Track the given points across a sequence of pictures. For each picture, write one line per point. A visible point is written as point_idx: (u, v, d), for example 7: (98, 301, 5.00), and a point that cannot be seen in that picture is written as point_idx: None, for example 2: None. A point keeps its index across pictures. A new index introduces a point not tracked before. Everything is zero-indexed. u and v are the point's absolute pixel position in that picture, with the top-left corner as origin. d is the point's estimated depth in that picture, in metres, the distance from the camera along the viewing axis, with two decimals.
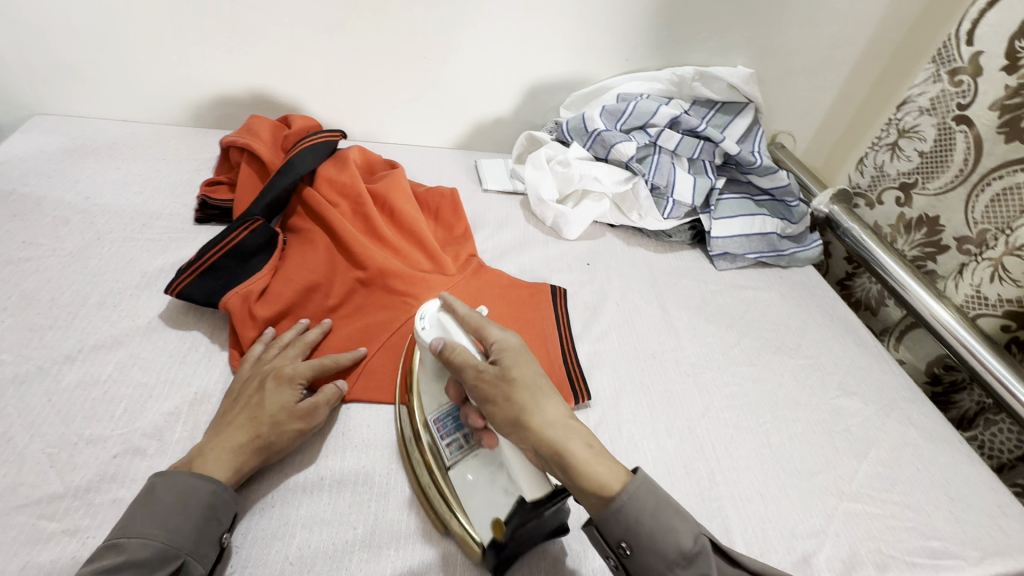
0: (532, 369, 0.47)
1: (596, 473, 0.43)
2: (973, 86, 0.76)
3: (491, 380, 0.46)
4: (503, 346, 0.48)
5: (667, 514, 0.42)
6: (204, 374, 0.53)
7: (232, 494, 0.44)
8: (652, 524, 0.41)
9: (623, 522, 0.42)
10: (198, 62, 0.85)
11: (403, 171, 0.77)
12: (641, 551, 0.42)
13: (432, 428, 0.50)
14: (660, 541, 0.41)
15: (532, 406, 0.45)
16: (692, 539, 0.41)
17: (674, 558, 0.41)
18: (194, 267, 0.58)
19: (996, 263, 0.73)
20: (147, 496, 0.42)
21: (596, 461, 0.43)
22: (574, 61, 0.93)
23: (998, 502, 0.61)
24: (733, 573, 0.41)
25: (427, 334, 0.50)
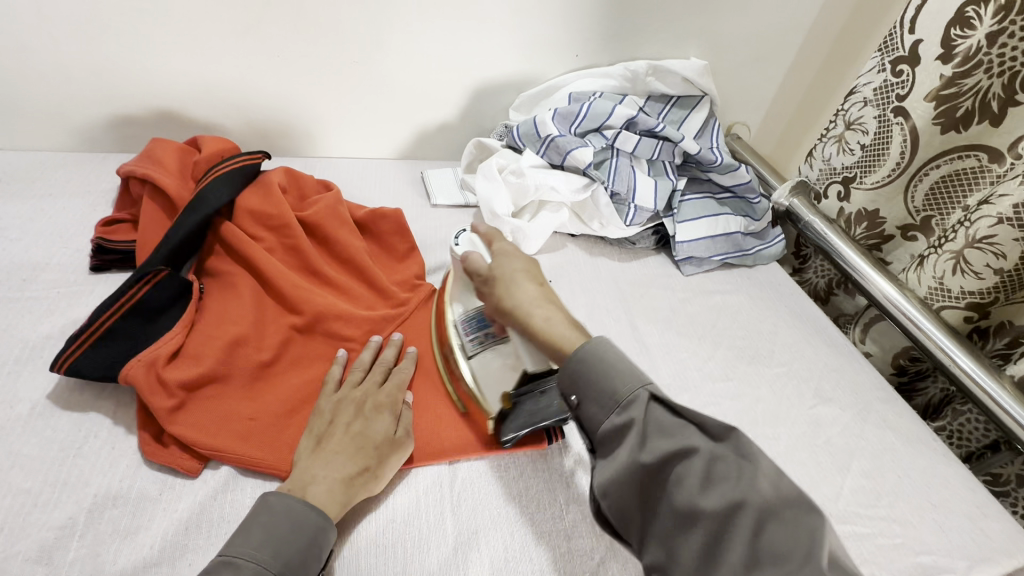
0: (516, 267, 0.51)
1: (564, 339, 0.45)
2: (911, 77, 0.74)
3: (485, 280, 0.52)
4: (507, 253, 0.53)
5: (608, 369, 0.42)
6: (105, 470, 0.44)
7: (334, 531, 0.42)
8: (602, 372, 0.42)
9: (570, 372, 0.43)
10: (87, 77, 0.73)
11: (339, 193, 0.69)
12: (586, 400, 0.42)
13: (457, 326, 0.55)
14: (600, 387, 0.42)
15: (508, 291, 0.49)
16: (631, 390, 0.40)
17: (611, 406, 0.41)
18: (85, 335, 0.48)
19: (957, 255, 0.71)
20: (263, 514, 0.41)
21: (561, 334, 0.46)
22: (521, 60, 0.86)
23: (978, 503, 0.60)
24: (670, 421, 0.39)
25: (456, 247, 0.56)
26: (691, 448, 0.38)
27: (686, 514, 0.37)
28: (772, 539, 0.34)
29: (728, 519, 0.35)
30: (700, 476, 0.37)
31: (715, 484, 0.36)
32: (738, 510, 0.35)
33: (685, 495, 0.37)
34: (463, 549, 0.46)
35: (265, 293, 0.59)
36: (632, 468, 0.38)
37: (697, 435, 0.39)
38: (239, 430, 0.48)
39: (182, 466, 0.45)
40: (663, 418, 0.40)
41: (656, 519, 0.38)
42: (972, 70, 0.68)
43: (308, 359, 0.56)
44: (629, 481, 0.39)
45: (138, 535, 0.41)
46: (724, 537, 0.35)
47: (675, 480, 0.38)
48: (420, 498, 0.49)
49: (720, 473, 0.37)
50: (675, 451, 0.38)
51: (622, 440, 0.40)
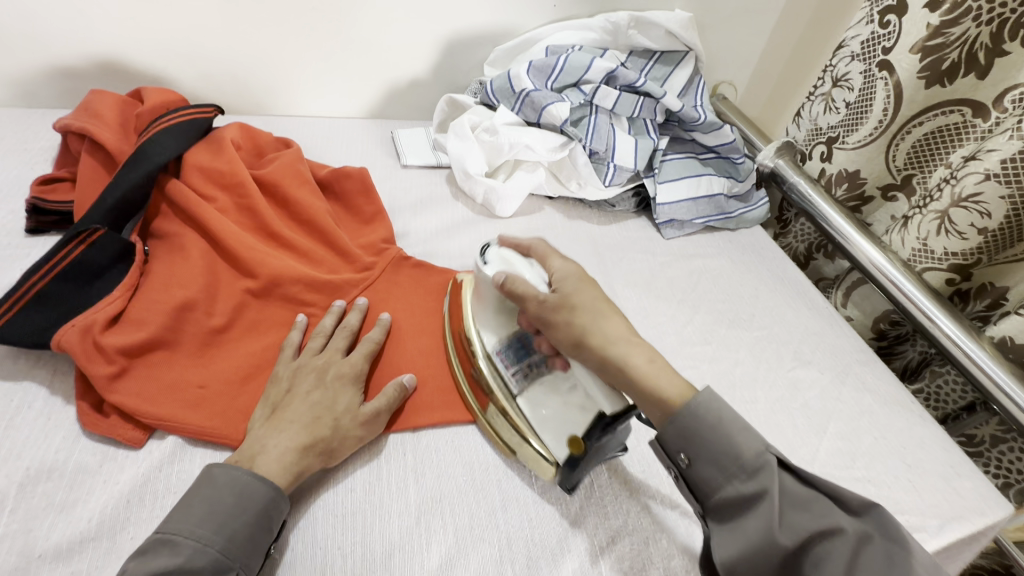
0: (593, 294, 0.47)
1: (660, 381, 0.42)
2: (898, 27, 0.71)
3: (552, 306, 0.46)
4: (570, 274, 0.49)
5: (728, 431, 0.39)
6: (39, 442, 0.42)
7: (288, 502, 0.40)
8: (713, 435, 0.40)
9: (677, 428, 0.41)
10: (16, 24, 0.67)
11: (298, 150, 0.65)
12: (700, 461, 0.40)
13: (494, 358, 0.49)
14: (718, 451, 0.39)
15: (593, 324, 0.45)
16: (758, 458, 0.38)
17: (734, 472, 0.38)
18: (11, 299, 0.45)
19: (941, 215, 0.69)
20: (203, 488, 0.39)
21: (659, 377, 0.43)
22: (495, 9, 0.81)
23: (951, 462, 0.60)
24: (805, 494, 0.37)
25: (488, 268, 0.49)
26: (837, 529, 0.35)
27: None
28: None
29: None
30: (848, 561, 0.35)
31: (863, 573, 0.34)
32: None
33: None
34: (426, 517, 0.44)
35: (216, 255, 0.55)
36: (765, 545, 0.36)
37: (839, 511, 0.36)
38: (187, 399, 0.45)
39: (123, 437, 0.42)
40: (793, 488, 0.38)
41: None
42: (960, 18, 0.64)
43: (264, 324, 0.53)
44: (756, 551, 0.37)
45: (75, 509, 0.39)
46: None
47: (812, 564, 0.35)
48: (382, 466, 0.47)
49: (868, 560, 0.35)
50: (818, 529, 0.36)
51: (752, 509, 0.38)
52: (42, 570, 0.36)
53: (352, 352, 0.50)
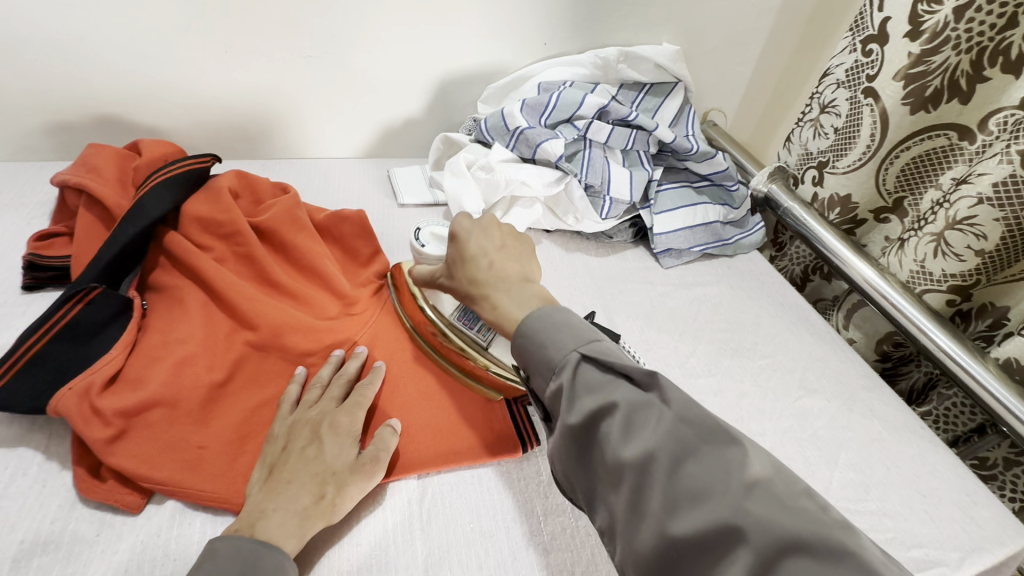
0: (483, 242, 0.50)
1: (511, 314, 0.45)
2: (880, 56, 0.73)
3: (449, 264, 0.52)
4: (471, 231, 0.51)
5: (548, 334, 0.41)
6: (35, 512, 0.40)
7: (295, 568, 0.39)
8: (547, 334, 0.42)
9: (517, 347, 0.43)
10: (15, 81, 0.68)
11: (296, 196, 0.65)
12: (530, 372, 0.42)
13: (457, 324, 0.55)
14: (540, 354, 0.41)
15: (471, 273, 0.49)
16: (561, 355, 0.40)
17: (547, 373, 0.40)
18: (11, 362, 0.44)
19: (938, 237, 0.70)
20: (208, 563, 0.37)
21: (515, 306, 0.46)
22: (488, 50, 0.83)
23: (967, 489, 0.59)
24: (599, 377, 0.38)
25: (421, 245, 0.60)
26: (612, 404, 0.36)
27: (614, 468, 0.35)
28: (690, 476, 0.32)
29: (643, 467, 0.33)
30: (621, 426, 0.35)
31: (639, 433, 0.35)
32: (653, 460, 0.33)
33: (609, 448, 0.35)
34: (436, 572, 0.43)
35: (215, 306, 0.54)
36: (564, 434, 0.38)
37: (627, 388, 0.37)
38: (186, 460, 0.44)
39: (121, 503, 0.41)
40: (592, 375, 0.38)
41: (600, 465, 0.36)
42: (940, 47, 0.67)
43: (263, 375, 0.52)
44: (566, 443, 0.38)
45: None
46: (645, 485, 0.33)
47: (602, 434, 0.36)
48: (386, 518, 0.46)
49: (647, 423, 0.35)
50: (599, 407, 0.36)
51: (558, 405, 0.39)
52: None
53: (349, 401, 0.49)
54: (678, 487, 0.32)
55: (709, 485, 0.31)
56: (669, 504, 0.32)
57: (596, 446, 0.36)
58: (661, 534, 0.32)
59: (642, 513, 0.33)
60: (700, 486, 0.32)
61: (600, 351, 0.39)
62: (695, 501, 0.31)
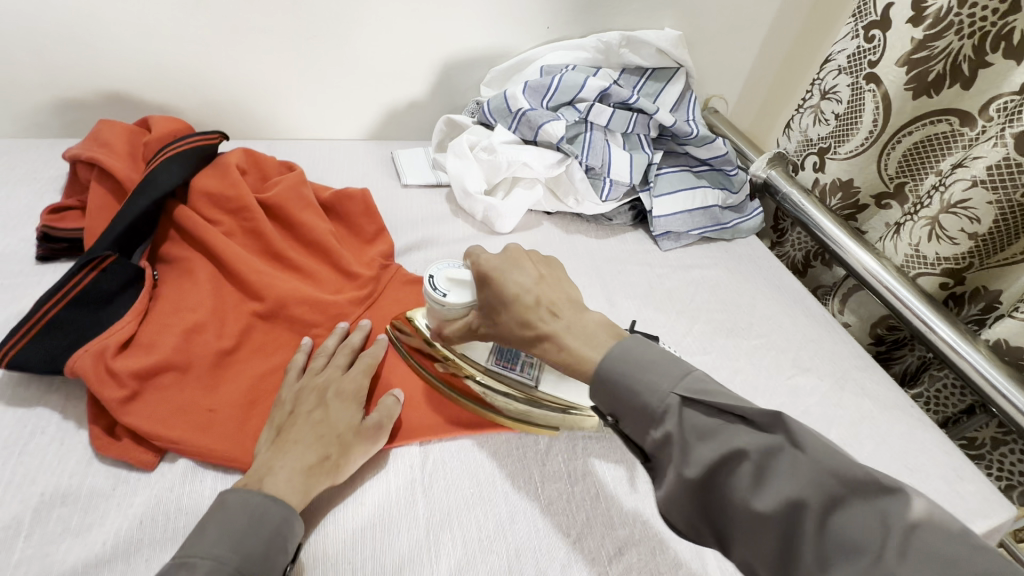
0: (521, 279, 0.45)
1: (585, 358, 0.41)
2: (883, 42, 0.73)
3: (488, 302, 0.47)
4: (505, 268, 0.46)
5: (639, 374, 0.38)
6: (53, 466, 0.42)
7: (299, 522, 0.41)
8: (637, 373, 0.38)
9: (602, 393, 0.39)
10: (25, 58, 0.69)
11: (301, 173, 0.66)
12: (622, 417, 0.39)
13: (496, 368, 0.52)
14: (636, 399, 0.37)
15: (523, 313, 0.44)
16: (661, 400, 0.36)
17: (648, 420, 0.37)
18: (29, 325, 0.46)
19: (933, 220, 0.71)
20: (218, 513, 0.39)
21: (584, 345, 0.41)
22: (491, 33, 0.83)
23: (953, 465, 0.61)
24: (710, 423, 0.35)
25: (441, 296, 0.50)
26: (738, 452, 0.34)
27: (749, 521, 0.33)
28: (841, 529, 0.31)
29: (787, 519, 0.32)
30: (753, 475, 0.33)
31: (770, 482, 0.33)
32: (800, 510, 0.31)
33: (738, 497, 0.33)
34: (435, 530, 0.45)
35: (223, 278, 0.56)
36: (681, 486, 0.35)
37: (744, 431, 0.35)
38: (197, 422, 0.46)
39: (135, 460, 0.43)
40: (701, 421, 0.36)
41: (729, 518, 0.34)
42: (943, 31, 0.67)
43: (270, 345, 0.54)
44: (688, 496, 0.35)
45: (90, 532, 0.40)
46: (794, 538, 0.32)
47: (729, 483, 0.34)
48: (389, 481, 0.47)
49: (782, 471, 0.33)
50: (721, 457, 0.34)
51: (668, 457, 0.36)
52: None
53: (354, 369, 0.51)
54: (829, 538, 0.31)
55: (865, 539, 0.30)
56: (822, 560, 0.31)
57: (711, 491, 0.35)
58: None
59: (791, 567, 0.32)
60: (855, 540, 0.30)
61: (703, 390, 0.36)
62: (851, 555, 0.30)
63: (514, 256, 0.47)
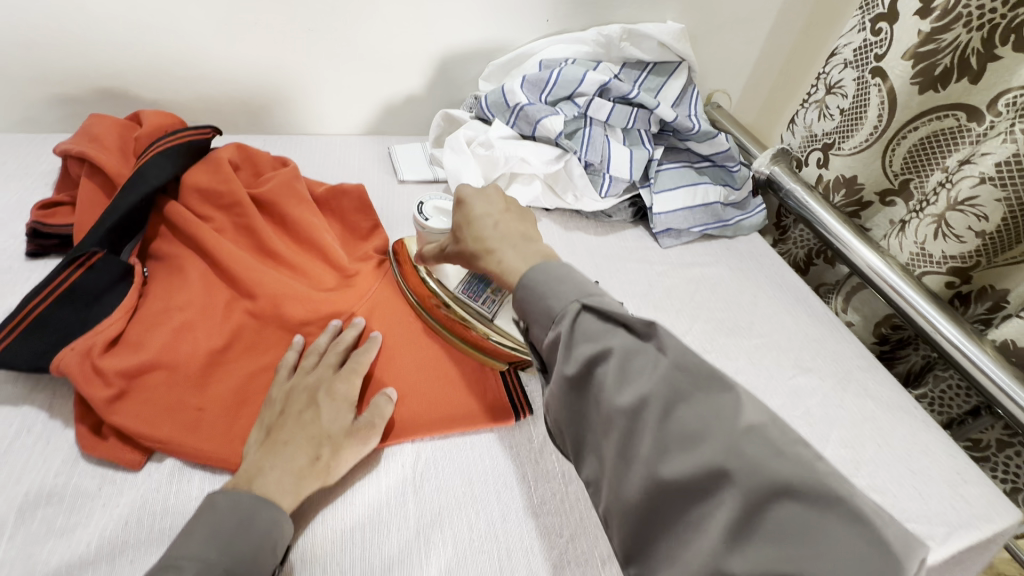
0: (486, 206, 0.50)
1: (515, 269, 0.45)
2: (889, 35, 0.72)
3: (455, 225, 0.51)
4: (476, 195, 0.51)
5: (551, 286, 0.41)
6: (39, 466, 0.42)
7: (290, 523, 0.40)
8: (548, 284, 0.41)
9: (519, 301, 0.43)
10: (17, 52, 0.69)
11: (295, 168, 0.65)
12: (530, 322, 0.42)
13: (462, 296, 0.56)
14: (539, 305, 0.41)
15: (480, 237, 0.48)
16: (562, 305, 0.39)
17: (547, 321, 0.40)
18: (15, 323, 0.45)
19: (938, 219, 0.69)
20: (206, 513, 0.39)
21: (520, 262, 0.45)
22: (489, 26, 0.82)
23: (958, 468, 0.59)
24: (598, 326, 0.38)
25: (425, 220, 0.57)
26: (609, 351, 0.37)
27: (607, 413, 0.36)
28: (682, 421, 0.34)
29: (635, 414, 0.35)
30: (618, 374, 0.36)
31: (632, 380, 0.36)
32: (647, 404, 0.34)
33: (605, 394, 0.36)
34: (427, 531, 0.44)
35: (214, 276, 0.55)
36: (562, 383, 0.38)
37: (624, 336, 0.38)
38: (186, 421, 0.45)
39: (122, 460, 0.42)
40: (592, 325, 0.38)
41: (593, 412, 0.37)
42: (951, 24, 0.65)
43: (262, 343, 0.53)
44: (564, 393, 0.38)
45: (75, 532, 0.39)
46: (635, 431, 0.34)
47: (599, 381, 0.36)
48: (380, 480, 0.47)
49: (641, 370, 0.36)
50: (598, 354, 0.37)
51: (557, 354, 0.39)
52: None
53: (346, 367, 0.50)
54: (671, 430, 0.34)
55: (698, 427, 0.33)
56: (659, 446, 0.33)
57: (591, 390, 0.37)
58: (650, 474, 0.33)
59: (631, 457, 0.34)
60: (691, 429, 0.33)
61: (600, 300, 0.39)
62: (685, 444, 0.33)
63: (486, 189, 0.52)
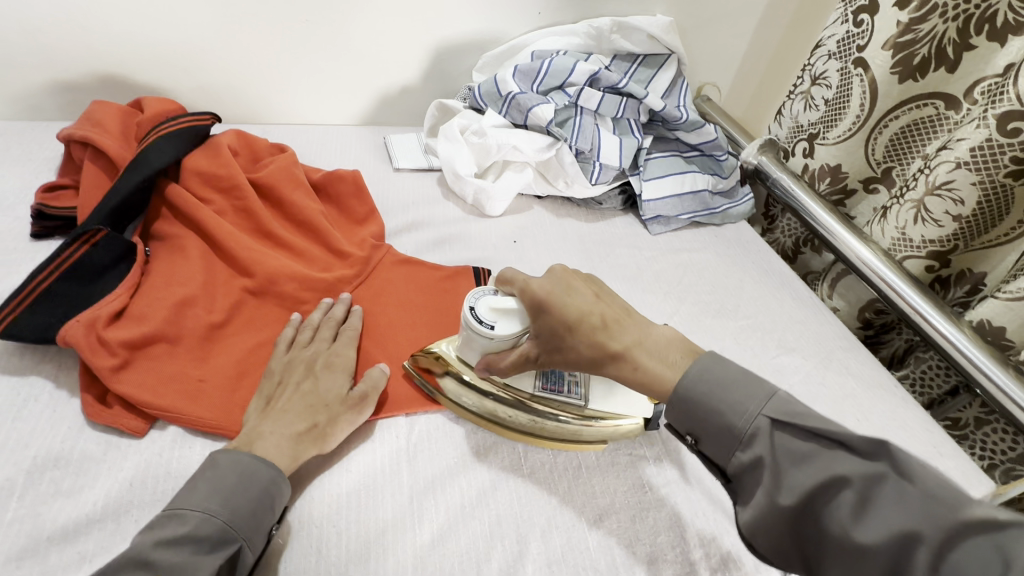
0: (581, 295, 0.46)
1: (664, 377, 0.42)
2: (870, 26, 0.74)
3: (552, 323, 0.46)
4: (559, 292, 0.46)
5: (717, 396, 0.40)
6: (46, 432, 0.43)
7: (288, 483, 0.42)
8: (714, 395, 0.40)
9: (679, 412, 0.42)
10: (19, 40, 0.70)
11: (292, 154, 0.67)
12: (703, 438, 0.41)
13: (546, 394, 0.50)
14: (724, 418, 0.39)
15: (595, 332, 0.44)
16: (749, 423, 0.38)
17: (733, 443, 0.39)
18: (22, 296, 0.47)
19: (918, 204, 0.72)
20: (209, 470, 0.41)
21: (663, 365, 0.43)
22: (483, 18, 0.84)
23: (934, 442, 0.61)
24: (805, 447, 0.36)
25: (485, 325, 0.48)
26: (840, 479, 0.34)
27: (848, 551, 0.33)
28: (962, 566, 0.30)
29: (899, 549, 0.32)
30: (854, 506, 0.33)
31: (872, 513, 0.33)
32: (912, 544, 0.31)
33: (836, 525, 0.34)
34: (419, 498, 0.46)
35: (213, 255, 0.57)
36: (770, 511, 0.37)
37: (846, 455, 0.35)
38: (187, 391, 0.47)
39: (126, 427, 0.44)
40: (793, 444, 0.37)
41: (827, 547, 0.35)
42: (928, 15, 0.68)
43: (261, 320, 0.55)
44: (776, 522, 0.36)
45: (81, 493, 0.41)
46: (902, 572, 0.31)
47: (825, 509, 0.34)
48: (375, 449, 0.48)
49: (882, 501, 0.33)
50: (823, 483, 0.35)
51: (757, 481, 0.38)
52: (50, 551, 0.38)
53: (341, 341, 0.52)
54: (948, 573, 0.30)
55: (982, 570, 0.29)
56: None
57: (803, 519, 0.35)
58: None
59: None
60: (971, 573, 0.29)
61: (795, 413, 0.37)
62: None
63: (558, 274, 0.48)
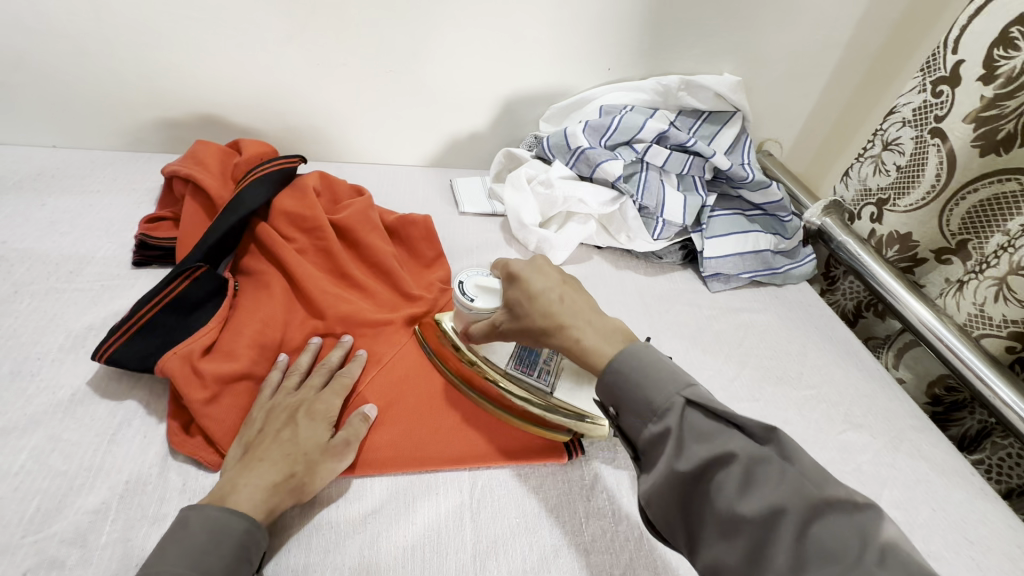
0: (548, 278, 0.50)
1: (598, 350, 0.45)
2: (950, 98, 0.72)
3: (517, 297, 0.49)
4: (530, 271, 0.50)
5: (648, 379, 0.41)
6: (137, 458, 0.46)
7: (265, 534, 0.42)
8: (644, 378, 0.41)
9: (607, 386, 0.43)
10: (134, 79, 0.77)
11: (371, 198, 0.70)
12: (624, 409, 0.42)
13: (515, 372, 0.55)
14: (642, 396, 0.41)
15: (552, 308, 0.47)
16: (666, 399, 0.40)
17: (647, 414, 0.40)
18: (128, 326, 0.50)
19: (1000, 281, 0.69)
20: (179, 529, 0.39)
21: (602, 341, 0.45)
22: (554, 73, 0.87)
23: (1018, 542, 0.57)
24: (709, 426, 0.38)
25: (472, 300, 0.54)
26: (728, 455, 0.36)
27: (729, 522, 0.35)
28: (820, 531, 0.33)
29: (766, 526, 0.34)
30: (739, 483, 0.36)
31: (757, 488, 0.35)
32: (780, 515, 0.34)
33: (723, 500, 0.36)
34: (482, 557, 0.46)
35: (296, 293, 0.60)
36: (668, 476, 0.38)
37: (737, 437, 0.38)
38: None
39: (211, 461, 0.46)
40: (700, 422, 0.39)
41: (705, 512, 0.37)
42: (1015, 91, 0.65)
43: None
44: (672, 490, 0.38)
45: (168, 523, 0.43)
46: (770, 542, 0.34)
47: (714, 486, 0.36)
48: (440, 501, 0.49)
49: (760, 480, 0.35)
50: (715, 455, 0.37)
51: (660, 449, 0.39)
52: None
53: (330, 387, 0.52)
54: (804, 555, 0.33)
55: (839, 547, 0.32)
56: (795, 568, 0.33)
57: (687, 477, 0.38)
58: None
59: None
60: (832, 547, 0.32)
61: (705, 397, 0.40)
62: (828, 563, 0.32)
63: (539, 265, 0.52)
